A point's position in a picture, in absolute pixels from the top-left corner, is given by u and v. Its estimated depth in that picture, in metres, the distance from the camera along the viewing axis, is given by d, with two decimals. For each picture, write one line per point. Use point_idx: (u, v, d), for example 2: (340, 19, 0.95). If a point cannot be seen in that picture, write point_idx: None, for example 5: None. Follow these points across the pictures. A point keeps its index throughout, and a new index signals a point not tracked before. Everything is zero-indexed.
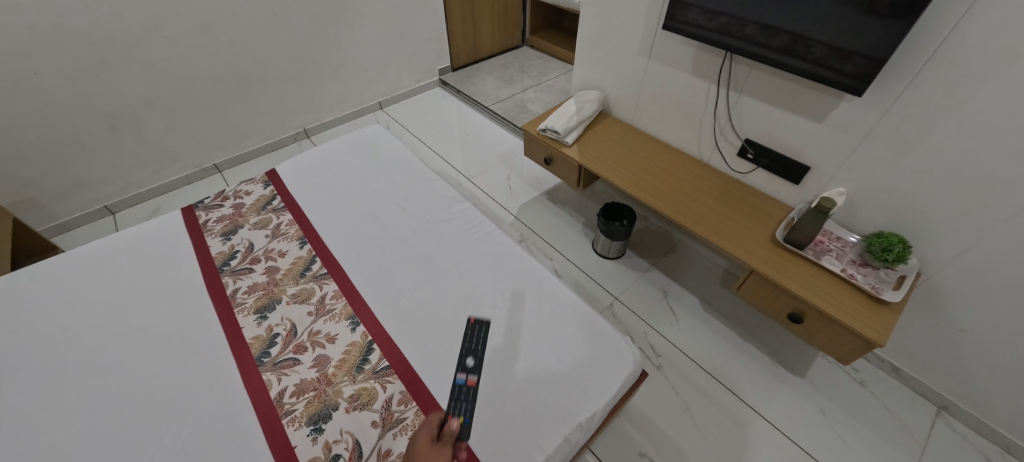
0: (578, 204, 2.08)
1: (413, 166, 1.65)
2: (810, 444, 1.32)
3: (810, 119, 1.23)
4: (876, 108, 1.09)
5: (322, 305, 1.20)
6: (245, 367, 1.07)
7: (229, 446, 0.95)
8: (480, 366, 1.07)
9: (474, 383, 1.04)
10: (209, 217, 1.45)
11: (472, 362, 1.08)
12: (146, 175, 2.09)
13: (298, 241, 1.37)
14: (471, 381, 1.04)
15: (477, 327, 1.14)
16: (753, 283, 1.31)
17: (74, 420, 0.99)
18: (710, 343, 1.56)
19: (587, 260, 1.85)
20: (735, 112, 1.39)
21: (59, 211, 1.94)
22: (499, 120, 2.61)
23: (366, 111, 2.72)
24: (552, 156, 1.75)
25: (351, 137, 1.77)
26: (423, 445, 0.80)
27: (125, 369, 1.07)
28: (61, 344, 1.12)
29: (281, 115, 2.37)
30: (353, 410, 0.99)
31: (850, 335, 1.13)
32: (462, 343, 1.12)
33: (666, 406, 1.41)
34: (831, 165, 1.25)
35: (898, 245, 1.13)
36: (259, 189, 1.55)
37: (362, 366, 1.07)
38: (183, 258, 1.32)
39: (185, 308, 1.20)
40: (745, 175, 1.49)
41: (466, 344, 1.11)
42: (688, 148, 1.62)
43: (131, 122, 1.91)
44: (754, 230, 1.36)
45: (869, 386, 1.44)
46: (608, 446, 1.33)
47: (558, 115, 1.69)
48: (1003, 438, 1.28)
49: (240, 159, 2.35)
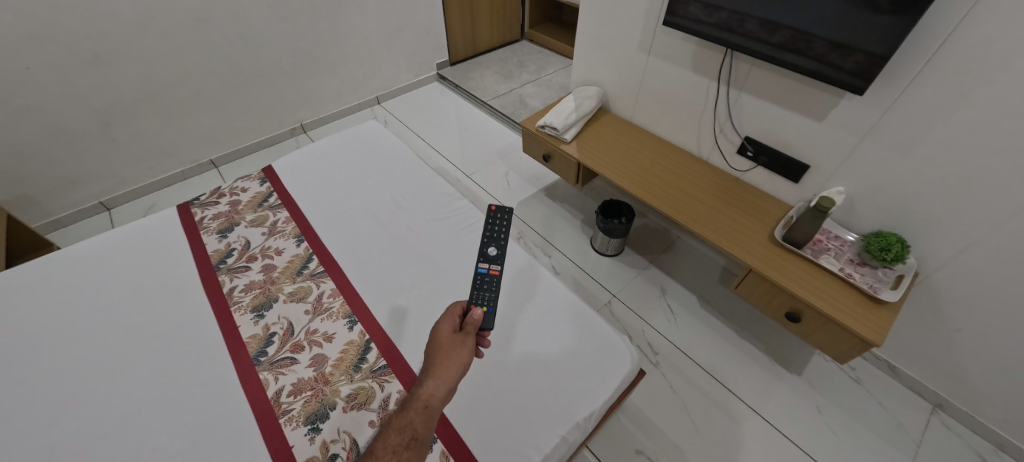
0: (577, 200, 2.07)
1: (411, 162, 1.64)
2: (806, 441, 1.33)
3: (810, 118, 1.22)
4: (877, 108, 1.08)
5: (319, 304, 1.19)
6: (242, 366, 1.07)
7: (227, 445, 0.95)
8: (501, 255, 1.15)
9: (497, 271, 1.11)
10: (205, 214, 1.44)
11: (494, 252, 1.15)
12: (141, 170, 2.07)
13: (295, 239, 1.36)
14: (494, 270, 1.11)
15: (497, 214, 1.23)
16: (750, 282, 1.31)
17: (71, 419, 0.99)
18: (707, 341, 1.57)
19: (585, 257, 1.85)
20: (735, 110, 1.38)
21: (54, 207, 1.93)
22: (498, 115, 2.60)
23: (363, 105, 2.70)
24: (551, 153, 1.74)
25: (349, 133, 1.76)
26: (446, 336, 0.91)
27: (122, 369, 1.07)
28: (57, 343, 1.12)
29: (277, 111, 2.35)
30: (351, 410, 0.99)
31: (847, 335, 1.13)
32: (484, 231, 1.20)
33: (663, 403, 1.42)
34: (830, 164, 1.24)
35: (897, 245, 1.13)
36: (255, 185, 1.54)
37: (359, 365, 1.07)
38: (180, 256, 1.31)
39: (182, 306, 1.19)
40: (744, 173, 1.48)
41: (488, 232, 1.19)
42: (687, 146, 1.61)
43: (124, 117, 1.89)
44: (752, 228, 1.35)
45: (865, 383, 1.44)
46: (605, 443, 1.34)
47: (556, 112, 1.67)
48: (997, 436, 1.29)
49: (237, 155, 2.33)
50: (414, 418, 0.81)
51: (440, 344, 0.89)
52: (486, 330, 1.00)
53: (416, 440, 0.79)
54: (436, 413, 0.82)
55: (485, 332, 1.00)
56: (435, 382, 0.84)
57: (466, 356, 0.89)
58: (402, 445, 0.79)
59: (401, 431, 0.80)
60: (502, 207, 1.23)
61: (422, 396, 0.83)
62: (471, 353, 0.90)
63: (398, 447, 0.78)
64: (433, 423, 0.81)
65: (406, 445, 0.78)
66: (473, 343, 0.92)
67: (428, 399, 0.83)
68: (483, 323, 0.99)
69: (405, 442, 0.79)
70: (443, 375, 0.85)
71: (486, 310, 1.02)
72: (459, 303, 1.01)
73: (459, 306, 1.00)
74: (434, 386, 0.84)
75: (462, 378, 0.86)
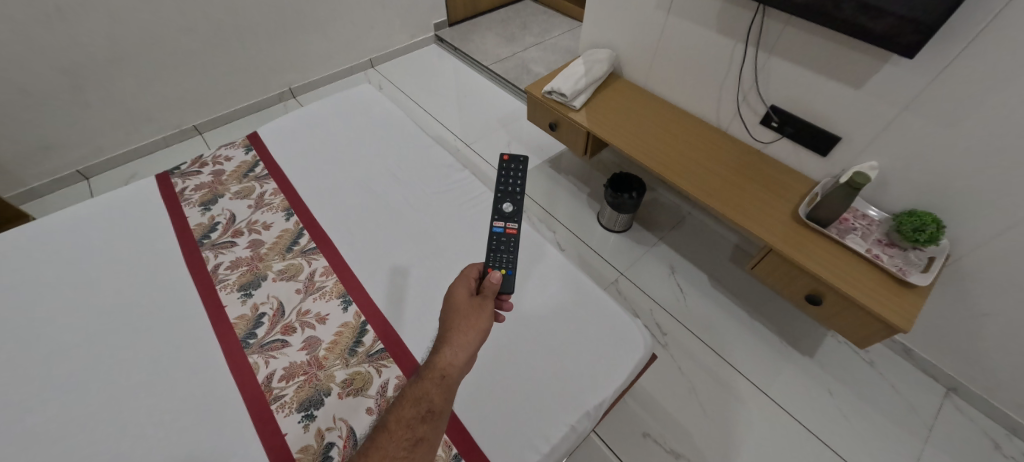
0: (582, 172, 1.97)
1: (408, 130, 1.52)
2: (816, 424, 1.30)
3: (845, 85, 1.11)
4: (923, 75, 0.97)
5: (311, 282, 1.12)
6: (230, 349, 1.01)
7: (216, 433, 0.89)
8: (518, 213, 1.05)
9: (514, 230, 1.03)
10: (186, 185, 1.34)
11: (509, 208, 1.06)
12: (118, 137, 1.95)
13: (284, 212, 1.27)
14: (510, 229, 1.03)
15: (511, 165, 1.13)
16: (770, 261, 1.23)
17: (46, 406, 0.92)
18: (717, 321, 1.51)
19: (590, 233, 1.77)
20: (761, 75, 1.26)
21: (27, 176, 1.81)
22: (500, 81, 2.44)
23: (356, 69, 2.54)
24: (558, 121, 1.62)
25: (341, 97, 1.63)
26: (462, 302, 0.85)
27: (100, 352, 1.00)
28: (29, 324, 1.04)
29: (263, 73, 2.19)
30: (346, 396, 0.93)
31: (871, 319, 1.07)
32: (498, 184, 1.10)
33: (671, 385, 1.38)
34: (864, 136, 1.14)
35: (932, 225, 1.05)
36: (240, 154, 1.43)
37: (355, 348, 1.01)
38: (160, 230, 1.22)
39: (163, 284, 1.11)
40: (767, 145, 1.38)
41: (503, 187, 1.09)
42: (705, 115, 1.50)
43: (95, 78, 1.74)
44: (774, 205, 1.27)
45: (879, 366, 1.40)
46: (611, 426, 1.30)
47: (565, 76, 1.55)
48: (1011, 420, 1.26)
49: (222, 120, 2.20)
50: (430, 390, 0.76)
51: (457, 310, 0.84)
52: (505, 294, 0.93)
53: (432, 413, 0.74)
54: (454, 383, 0.77)
55: (504, 296, 0.93)
56: (452, 350, 0.79)
57: (484, 321, 0.84)
58: (418, 419, 0.74)
59: (415, 403, 0.75)
60: (515, 157, 1.14)
61: (440, 364, 0.77)
62: (490, 319, 0.84)
63: (412, 421, 0.74)
64: (451, 395, 0.76)
65: (421, 418, 0.74)
66: (491, 307, 0.86)
67: (446, 368, 0.77)
68: (503, 286, 0.91)
69: (420, 416, 0.74)
70: (461, 342, 0.79)
71: (505, 272, 0.93)
72: (476, 267, 0.94)
73: (475, 269, 0.94)
74: (451, 354, 0.78)
75: (480, 345, 0.81)
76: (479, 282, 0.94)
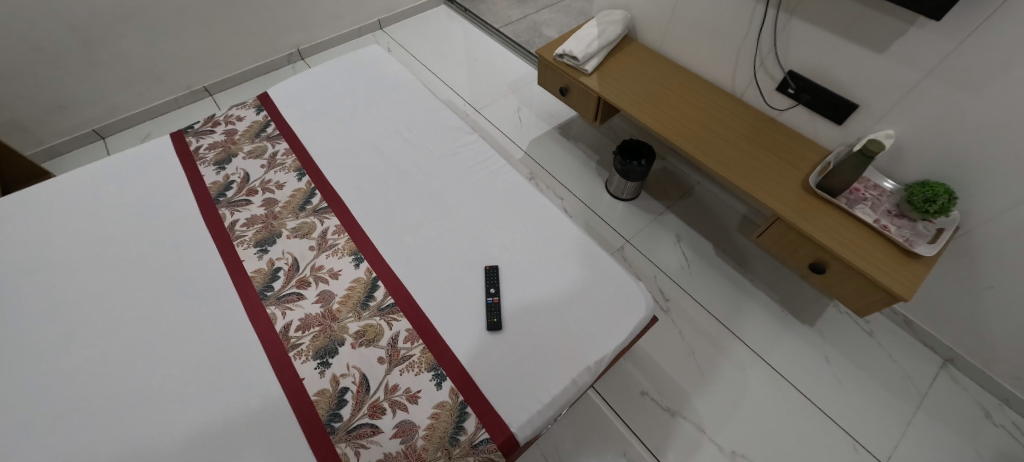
0: (592, 140, 1.96)
1: (418, 92, 1.51)
2: (811, 389, 1.34)
3: (868, 49, 1.07)
4: (950, 39, 0.93)
5: (324, 240, 1.15)
6: (249, 300, 1.06)
7: (235, 376, 0.96)
8: (500, 287, 1.07)
9: (499, 300, 1.05)
10: (201, 143, 1.36)
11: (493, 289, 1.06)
12: (130, 96, 1.96)
13: (296, 173, 1.29)
14: (496, 299, 1.05)
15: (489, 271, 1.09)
16: (777, 230, 1.24)
17: (82, 347, 1.00)
18: (719, 289, 1.54)
19: (598, 200, 1.77)
20: (781, 39, 1.22)
21: (45, 135, 1.85)
22: (510, 45, 2.39)
23: (364, 31, 2.50)
24: (569, 86, 1.60)
25: (350, 58, 1.61)
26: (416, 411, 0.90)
27: (126, 301, 1.06)
28: (62, 273, 1.11)
29: (271, 32, 2.16)
30: (359, 346, 0.98)
31: (873, 288, 1.08)
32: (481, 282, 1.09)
33: (671, 348, 1.42)
34: (882, 104, 1.12)
35: (944, 197, 1.04)
36: (251, 114, 1.44)
37: (367, 302, 1.05)
38: (177, 187, 1.26)
39: (183, 240, 1.16)
40: (782, 113, 1.35)
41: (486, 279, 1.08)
42: (721, 81, 1.47)
43: (104, 36, 1.73)
44: (785, 174, 1.25)
45: (878, 337, 1.43)
46: (611, 385, 1.36)
47: (577, 39, 1.51)
48: (1004, 391, 1.29)
49: (231, 81, 2.20)
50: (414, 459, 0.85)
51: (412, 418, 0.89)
52: (478, 335, 1.01)
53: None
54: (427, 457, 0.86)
55: (494, 328, 1.01)
56: (426, 436, 0.88)
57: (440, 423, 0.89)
58: None
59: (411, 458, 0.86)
60: (492, 268, 1.10)
61: (416, 453, 0.86)
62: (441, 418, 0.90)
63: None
64: None
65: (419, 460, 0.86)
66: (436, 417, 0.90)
67: (422, 451, 0.86)
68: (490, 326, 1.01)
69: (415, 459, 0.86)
70: (433, 436, 0.88)
71: (494, 320, 1.01)
72: (439, 352, 0.98)
73: (447, 348, 0.99)
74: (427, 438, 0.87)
75: (453, 424, 0.89)
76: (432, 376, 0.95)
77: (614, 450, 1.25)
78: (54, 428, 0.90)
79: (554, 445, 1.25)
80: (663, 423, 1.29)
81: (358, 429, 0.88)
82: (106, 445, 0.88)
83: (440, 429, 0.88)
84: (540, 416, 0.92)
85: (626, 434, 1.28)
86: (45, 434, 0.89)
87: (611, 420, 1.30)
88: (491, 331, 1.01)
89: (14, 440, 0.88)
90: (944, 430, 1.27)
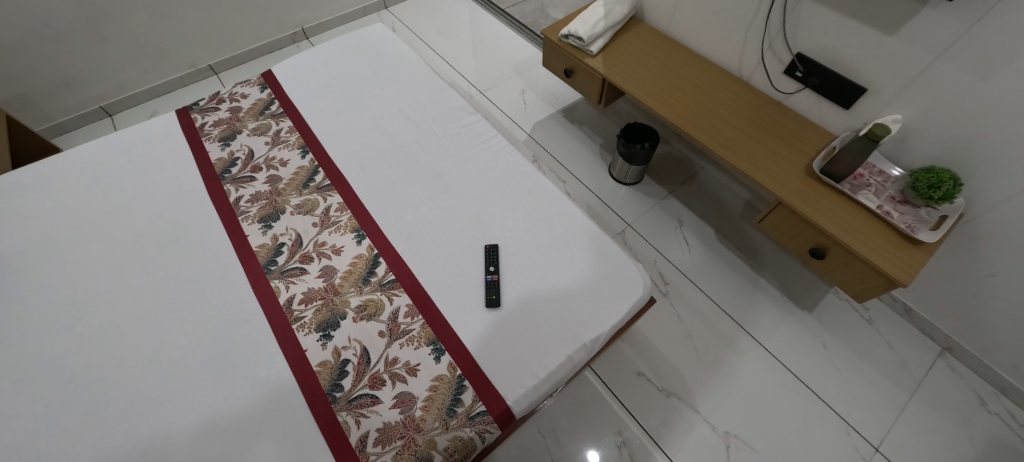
0: (596, 123, 1.95)
1: (422, 72, 1.51)
2: (805, 373, 1.36)
3: (879, 30, 1.05)
4: (964, 20, 0.91)
5: (326, 217, 1.17)
6: (253, 274, 1.08)
7: (240, 346, 0.99)
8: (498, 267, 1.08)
9: (497, 278, 1.06)
10: (205, 120, 1.37)
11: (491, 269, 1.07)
12: (136, 73, 1.97)
13: (299, 151, 1.30)
14: (495, 278, 1.06)
15: (489, 250, 1.10)
16: (778, 215, 1.23)
17: (93, 316, 1.03)
18: (719, 274, 1.54)
19: (600, 184, 1.77)
20: (791, 20, 1.20)
21: (54, 111, 1.88)
22: (517, 27, 2.36)
23: (368, 10, 2.48)
24: (573, 67, 1.58)
25: (353, 36, 1.60)
26: (416, 384, 0.92)
27: (134, 273, 1.09)
28: (72, 244, 1.13)
29: (276, 11, 2.15)
30: (360, 320, 1.00)
31: (872, 272, 1.08)
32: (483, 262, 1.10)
33: (668, 330, 1.44)
34: (891, 88, 1.10)
35: (949, 183, 1.03)
36: (255, 92, 1.45)
37: (368, 278, 1.07)
38: (183, 163, 1.28)
39: (187, 214, 1.18)
40: (789, 97, 1.33)
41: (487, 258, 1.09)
42: (727, 64, 1.45)
43: (110, 11, 1.73)
44: (789, 158, 1.24)
45: (876, 324, 1.44)
46: (608, 365, 1.38)
47: (583, 19, 1.49)
48: (1001, 380, 1.29)
49: (236, 60, 2.20)
50: (411, 430, 0.88)
51: (411, 391, 0.92)
52: (477, 311, 1.02)
53: (422, 433, 0.88)
54: (424, 428, 0.88)
55: (491, 305, 1.02)
56: (424, 410, 0.90)
57: (439, 396, 0.91)
58: (412, 439, 0.87)
59: (409, 429, 0.88)
60: (492, 248, 1.10)
61: (414, 424, 0.88)
62: (439, 392, 0.92)
63: (412, 436, 0.87)
64: (428, 441, 0.87)
65: (416, 431, 0.88)
66: (433, 390, 0.92)
67: (421, 422, 0.88)
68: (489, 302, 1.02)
69: (413, 431, 0.88)
70: (432, 408, 0.90)
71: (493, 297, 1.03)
72: (437, 329, 0.99)
73: (446, 324, 1.00)
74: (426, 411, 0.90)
75: (450, 398, 0.91)
76: (431, 351, 0.97)
77: (609, 428, 1.27)
78: (69, 392, 0.94)
79: (550, 422, 1.28)
80: (658, 403, 1.31)
81: (359, 399, 0.91)
82: (117, 408, 0.92)
83: (438, 401, 0.91)
84: (536, 390, 0.94)
85: (622, 414, 1.30)
86: (62, 396, 0.93)
87: (607, 400, 1.32)
88: (490, 308, 1.02)
89: (31, 403, 0.92)
90: (938, 417, 1.28)
